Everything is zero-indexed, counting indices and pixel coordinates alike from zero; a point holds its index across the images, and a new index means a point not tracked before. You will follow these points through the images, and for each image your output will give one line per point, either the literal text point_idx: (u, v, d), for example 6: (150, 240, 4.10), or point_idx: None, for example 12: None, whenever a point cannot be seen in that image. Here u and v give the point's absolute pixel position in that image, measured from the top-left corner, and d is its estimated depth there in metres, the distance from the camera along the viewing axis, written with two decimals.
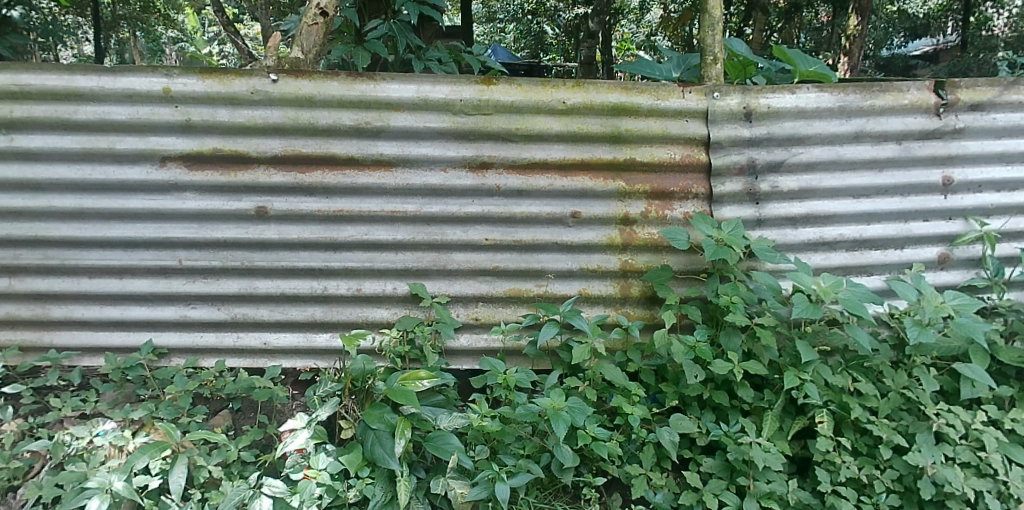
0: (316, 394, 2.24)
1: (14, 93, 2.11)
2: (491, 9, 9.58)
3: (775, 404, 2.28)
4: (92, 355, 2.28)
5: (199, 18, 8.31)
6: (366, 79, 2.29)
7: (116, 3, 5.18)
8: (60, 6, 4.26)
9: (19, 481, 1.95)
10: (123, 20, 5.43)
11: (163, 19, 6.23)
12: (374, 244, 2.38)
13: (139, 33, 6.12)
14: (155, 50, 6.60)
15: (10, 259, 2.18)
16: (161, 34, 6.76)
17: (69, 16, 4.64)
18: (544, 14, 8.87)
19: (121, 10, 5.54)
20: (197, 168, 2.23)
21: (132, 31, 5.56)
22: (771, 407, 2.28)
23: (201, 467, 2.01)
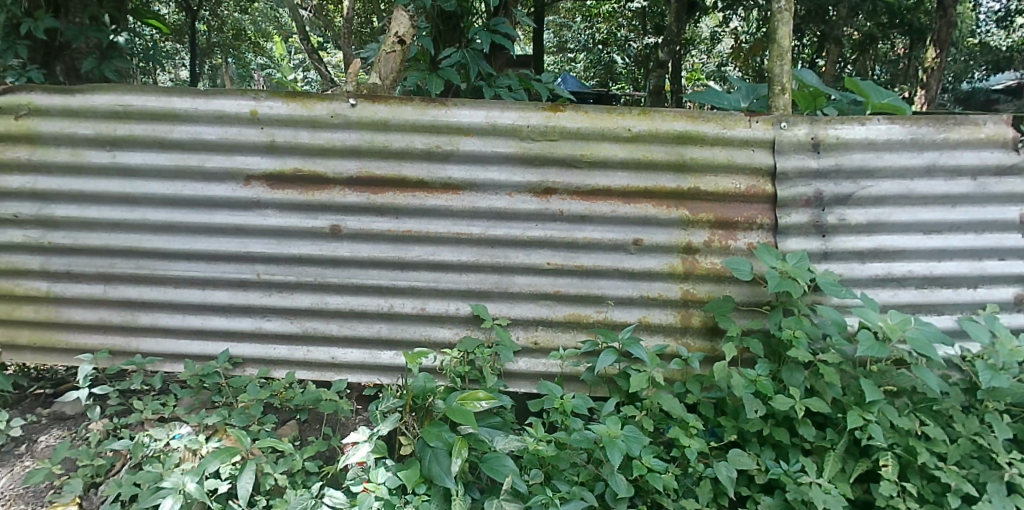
0: (378, 409, 2.31)
1: (119, 113, 2.25)
2: (562, 38, 9.65)
3: (838, 444, 2.22)
4: (173, 361, 2.39)
5: (285, 46, 8.70)
6: (438, 104, 2.37)
7: (211, 32, 5.52)
8: (163, 36, 4.56)
9: (101, 478, 2.08)
10: (216, 47, 5.78)
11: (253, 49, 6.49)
12: (440, 264, 2.45)
13: (230, 60, 6.47)
14: (244, 76, 7.00)
15: (107, 268, 2.30)
16: (249, 60, 7.16)
17: (168, 44, 5.00)
18: (613, 44, 8.92)
19: (214, 39, 5.85)
20: (278, 187, 2.33)
21: (224, 57, 5.90)
22: (834, 447, 2.22)
23: (267, 474, 2.10)
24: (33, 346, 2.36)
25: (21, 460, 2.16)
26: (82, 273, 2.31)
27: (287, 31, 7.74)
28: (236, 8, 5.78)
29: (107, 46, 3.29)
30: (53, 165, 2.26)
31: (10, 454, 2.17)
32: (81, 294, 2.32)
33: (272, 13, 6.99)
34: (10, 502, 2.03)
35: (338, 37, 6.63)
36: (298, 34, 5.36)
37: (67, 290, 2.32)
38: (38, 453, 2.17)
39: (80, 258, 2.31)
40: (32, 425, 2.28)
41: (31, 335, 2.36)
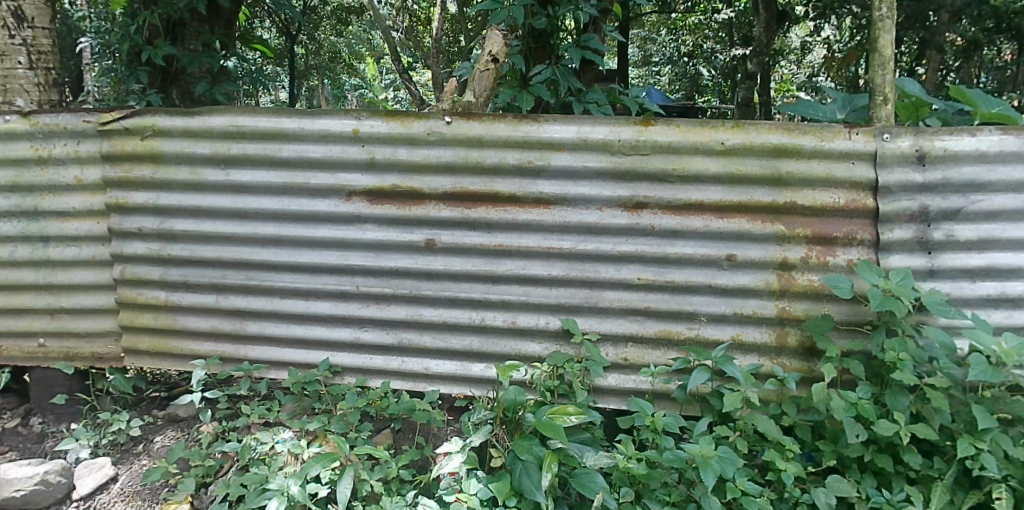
0: (470, 421, 2.34)
1: (232, 133, 2.37)
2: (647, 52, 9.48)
3: (947, 474, 2.10)
4: (277, 368, 2.50)
5: (374, 67, 9.03)
6: (531, 121, 2.40)
7: (309, 55, 5.78)
8: (267, 60, 4.82)
9: (211, 478, 2.19)
10: (313, 69, 6.05)
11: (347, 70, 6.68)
12: (531, 278, 2.47)
13: (326, 82, 6.77)
14: (338, 97, 7.30)
15: (219, 279, 2.44)
16: (342, 81, 7.46)
17: (271, 67, 5.28)
18: (699, 56, 8.70)
19: (313, 61, 6.11)
20: (378, 202, 2.42)
21: (320, 79, 6.16)
22: (942, 477, 2.10)
23: (364, 481, 2.15)
24: (151, 351, 2.49)
25: (140, 459, 2.30)
26: (196, 284, 2.44)
27: (380, 52, 7.99)
28: (334, 31, 6.00)
29: (217, 70, 3.50)
30: (174, 182, 2.39)
31: (129, 453, 2.33)
32: (196, 303, 2.45)
33: (366, 36, 7.23)
34: (129, 498, 2.16)
35: (428, 56, 6.80)
36: (390, 55, 5.53)
37: (184, 299, 2.45)
38: (155, 452, 2.31)
39: (195, 269, 2.44)
40: (149, 425, 2.44)
41: (150, 341, 2.49)
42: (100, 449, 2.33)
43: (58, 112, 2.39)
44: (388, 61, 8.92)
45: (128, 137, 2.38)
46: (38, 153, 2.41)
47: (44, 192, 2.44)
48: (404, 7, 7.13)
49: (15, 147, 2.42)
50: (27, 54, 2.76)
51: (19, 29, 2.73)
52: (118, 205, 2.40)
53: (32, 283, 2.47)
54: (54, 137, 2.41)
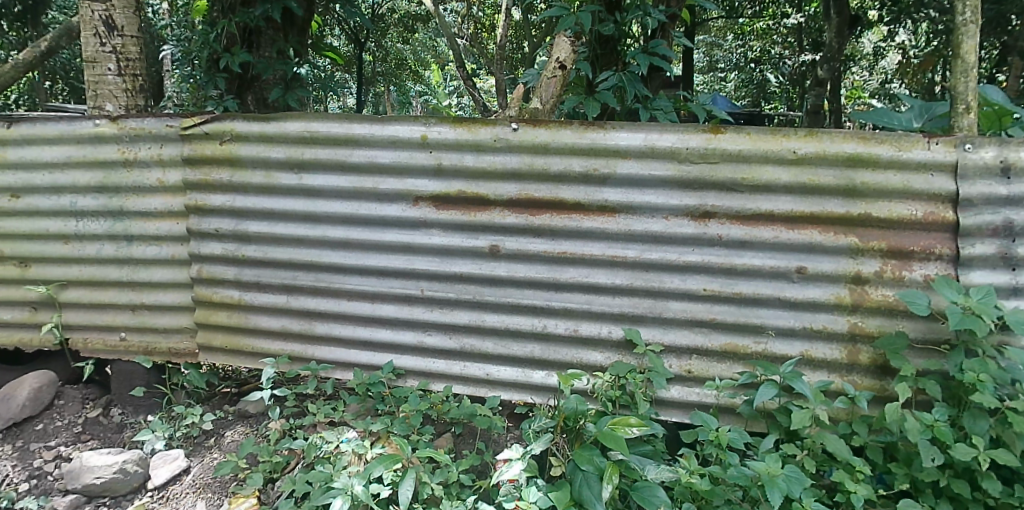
0: (531, 428, 2.35)
1: (305, 138, 2.43)
2: (713, 58, 9.25)
3: None
4: (343, 369, 2.55)
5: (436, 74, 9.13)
6: (597, 128, 2.38)
7: (375, 62, 5.87)
8: (338, 66, 4.93)
9: (277, 474, 2.24)
10: (379, 75, 6.15)
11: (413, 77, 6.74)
12: (594, 287, 2.45)
13: (391, 88, 6.88)
14: (403, 103, 7.40)
15: (290, 280, 2.50)
16: (407, 88, 7.57)
17: (340, 74, 5.40)
18: (766, 62, 8.40)
19: (379, 68, 6.23)
20: (444, 208, 2.44)
21: (386, 85, 6.26)
22: None
23: (425, 484, 2.16)
24: (225, 348, 2.57)
25: (211, 452, 2.38)
26: (268, 284, 2.51)
27: (443, 58, 8.07)
28: (400, 38, 6.10)
29: (290, 77, 3.60)
30: (249, 186, 2.46)
31: (201, 446, 2.41)
32: (267, 302, 2.52)
33: (430, 43, 7.30)
34: (200, 490, 2.22)
35: (490, 63, 6.84)
36: (454, 62, 5.58)
37: (256, 298, 2.53)
38: (225, 446, 2.38)
39: (268, 270, 2.51)
40: (220, 420, 2.52)
41: (224, 338, 2.57)
42: (174, 441, 2.41)
43: (144, 117, 2.49)
44: (452, 69, 9.01)
45: (207, 141, 2.47)
46: (125, 156, 2.52)
47: (128, 194, 2.55)
48: (468, 14, 7.21)
49: (104, 150, 2.53)
50: (117, 61, 2.90)
51: (109, 37, 2.87)
52: (197, 206, 2.49)
53: (116, 280, 2.59)
54: (139, 140, 2.51)
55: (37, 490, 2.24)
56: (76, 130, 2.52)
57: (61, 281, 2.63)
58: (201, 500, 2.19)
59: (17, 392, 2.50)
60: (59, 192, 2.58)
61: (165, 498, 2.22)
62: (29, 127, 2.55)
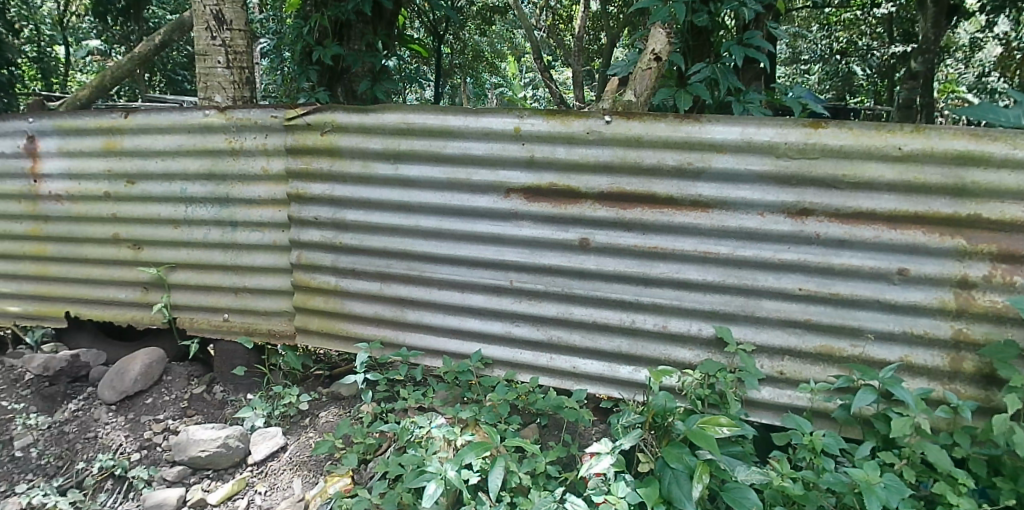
0: (620, 423, 2.32)
1: (402, 129, 2.46)
2: (796, 50, 8.84)
3: None
4: (432, 356, 2.60)
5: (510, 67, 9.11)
6: (693, 121, 2.32)
7: (454, 54, 5.87)
8: (421, 59, 4.97)
9: (370, 455, 2.32)
10: (457, 68, 6.17)
11: (490, 68, 6.72)
12: (685, 283, 2.41)
13: (468, 80, 6.89)
14: (478, 96, 7.38)
15: (384, 268, 2.56)
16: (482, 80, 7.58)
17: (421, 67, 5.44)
18: (853, 54, 8.05)
19: (457, 61, 6.23)
20: (535, 200, 2.44)
21: (463, 78, 6.26)
22: None
23: (513, 473, 2.18)
24: (320, 332, 2.66)
25: (307, 431, 2.46)
26: (363, 271, 2.57)
27: (520, 51, 8.03)
28: (478, 31, 6.10)
29: (378, 69, 3.66)
30: (348, 175, 2.52)
31: (297, 425, 2.51)
32: (361, 289, 2.59)
33: (508, 34, 7.30)
34: (297, 468, 2.33)
35: (568, 55, 6.80)
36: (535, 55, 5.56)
37: (351, 285, 2.60)
38: (320, 426, 2.46)
39: (362, 257, 2.57)
40: (315, 401, 2.60)
41: (320, 322, 2.66)
42: (273, 419, 2.51)
43: (251, 108, 2.58)
44: (529, 60, 9.02)
45: (310, 132, 2.54)
46: (232, 145, 2.62)
47: (234, 181, 2.65)
48: (546, 6, 7.18)
49: (213, 139, 2.64)
50: (226, 54, 3.02)
51: (219, 31, 2.99)
52: (298, 195, 2.57)
53: (220, 263, 2.70)
54: (245, 131, 2.61)
55: (148, 460, 2.38)
56: (187, 120, 2.63)
57: (170, 263, 2.76)
58: (298, 477, 2.29)
59: (130, 365, 2.64)
60: (171, 179, 2.70)
61: (264, 473, 2.34)
62: (144, 117, 2.66)
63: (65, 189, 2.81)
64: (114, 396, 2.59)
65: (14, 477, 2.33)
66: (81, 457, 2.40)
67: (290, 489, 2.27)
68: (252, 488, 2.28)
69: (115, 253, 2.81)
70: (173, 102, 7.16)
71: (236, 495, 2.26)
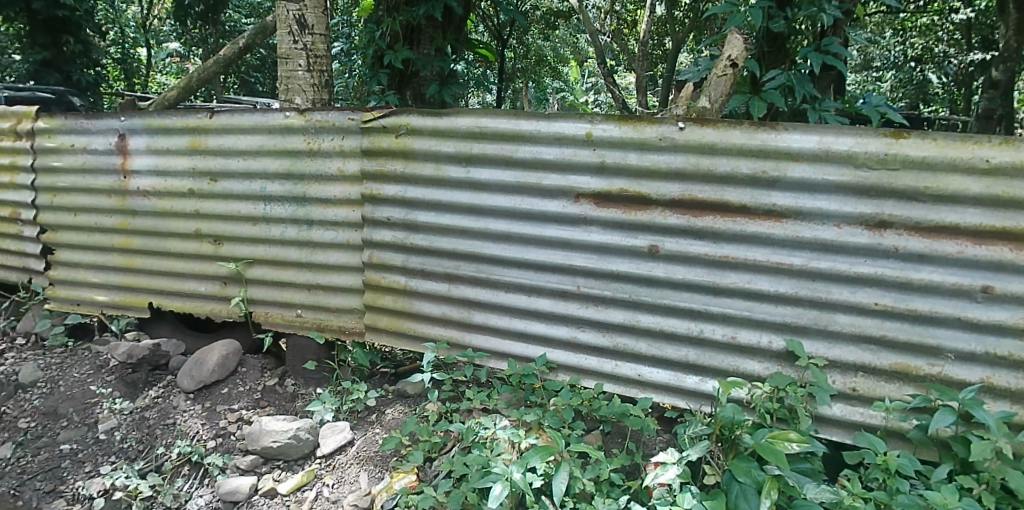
0: (686, 433, 2.31)
1: (475, 133, 2.49)
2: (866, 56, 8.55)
3: None
4: (497, 358, 2.63)
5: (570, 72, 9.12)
6: (768, 128, 2.27)
7: (517, 58, 5.90)
8: (487, 63, 5.01)
9: (435, 454, 2.34)
10: (520, 72, 6.19)
11: (552, 73, 6.70)
12: (756, 294, 2.36)
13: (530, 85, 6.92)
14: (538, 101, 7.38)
15: (453, 269, 2.59)
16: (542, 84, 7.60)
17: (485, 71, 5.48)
18: (929, 60, 7.75)
19: (520, 65, 6.24)
20: (605, 205, 2.43)
21: (526, 81, 6.28)
22: None
23: (577, 478, 2.16)
24: (389, 330, 2.71)
25: (373, 427, 2.51)
26: (432, 272, 2.61)
27: (582, 55, 8.01)
28: (541, 35, 6.15)
29: (447, 73, 3.73)
30: (420, 178, 2.56)
31: (364, 420, 2.55)
32: (430, 290, 2.63)
33: (571, 38, 7.33)
34: (363, 462, 2.37)
35: (631, 60, 6.80)
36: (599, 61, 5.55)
37: (420, 285, 2.64)
38: (386, 423, 2.50)
39: (432, 258, 2.61)
40: (381, 398, 2.65)
41: (389, 320, 2.71)
42: (341, 414, 2.57)
43: (329, 110, 2.65)
44: (591, 65, 9.06)
45: (385, 134, 2.59)
46: (310, 146, 2.70)
47: (311, 181, 2.73)
48: (610, 11, 7.16)
49: (292, 140, 2.72)
50: (306, 57, 3.10)
51: (301, 35, 3.08)
52: (373, 195, 2.63)
53: (295, 260, 2.78)
54: (323, 132, 2.68)
55: (223, 448, 2.47)
56: (269, 121, 2.72)
57: (248, 259, 2.85)
58: (365, 471, 2.34)
59: (208, 356, 2.75)
60: (251, 178, 2.79)
61: (332, 466, 2.39)
62: (228, 118, 2.77)
63: (152, 186, 2.94)
64: (191, 385, 2.71)
65: (99, 459, 2.49)
66: (160, 442, 2.52)
67: (356, 483, 2.31)
68: (320, 480, 2.34)
69: (196, 248, 2.92)
70: (248, 106, 7.48)
71: (304, 485, 2.32)
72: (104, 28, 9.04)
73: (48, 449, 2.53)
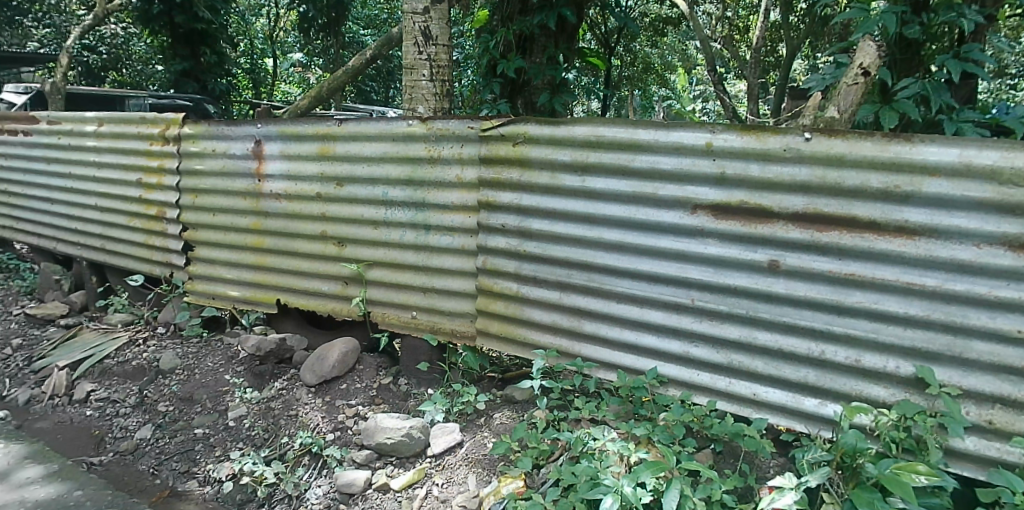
0: (805, 458, 2.21)
1: (592, 142, 2.50)
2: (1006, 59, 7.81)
3: None
4: (607, 369, 2.62)
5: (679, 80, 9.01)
6: (902, 140, 2.09)
7: (625, 67, 5.85)
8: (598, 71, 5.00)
9: (543, 462, 2.34)
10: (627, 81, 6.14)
11: (660, 80, 6.62)
12: (883, 315, 2.18)
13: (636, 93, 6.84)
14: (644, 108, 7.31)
15: (564, 277, 2.60)
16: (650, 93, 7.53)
17: None
18: None
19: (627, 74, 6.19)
20: (723, 218, 2.35)
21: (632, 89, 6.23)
22: None
23: (688, 497, 2.07)
24: (499, 335, 2.76)
25: (481, 431, 2.56)
26: (544, 279, 2.64)
27: (692, 62, 7.88)
28: (648, 42, 6.04)
29: (558, 81, 3.78)
30: (536, 185, 2.60)
31: (473, 423, 2.61)
32: (541, 297, 2.66)
33: (680, 45, 7.24)
34: (473, 464, 2.41)
35: (743, 67, 6.59)
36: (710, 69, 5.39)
37: (532, 292, 2.67)
38: (494, 427, 2.54)
39: (545, 266, 2.63)
40: (491, 402, 2.70)
41: (500, 326, 2.76)
42: (450, 416, 2.64)
43: (450, 119, 2.74)
44: (700, 73, 8.93)
45: (503, 142, 2.65)
46: (431, 154, 2.79)
47: (431, 188, 2.82)
48: (722, 17, 7.04)
49: (413, 147, 2.82)
50: (430, 68, 3.22)
51: (426, 46, 3.19)
52: (488, 203, 2.70)
53: (412, 263, 2.89)
54: (443, 140, 2.76)
55: (340, 441, 2.59)
56: (393, 129, 2.84)
57: (368, 261, 2.98)
58: (473, 474, 2.37)
59: (329, 353, 2.92)
60: (374, 183, 2.92)
61: (441, 466, 2.45)
62: (355, 125, 2.91)
63: (283, 189, 3.13)
64: (313, 379, 2.88)
65: (228, 444, 2.70)
66: (284, 432, 2.68)
67: (465, 484, 2.35)
68: (430, 479, 2.40)
69: (321, 249, 3.08)
70: (365, 115, 7.87)
71: (416, 483, 2.39)
72: (236, 41, 9.77)
73: (184, 432, 2.79)
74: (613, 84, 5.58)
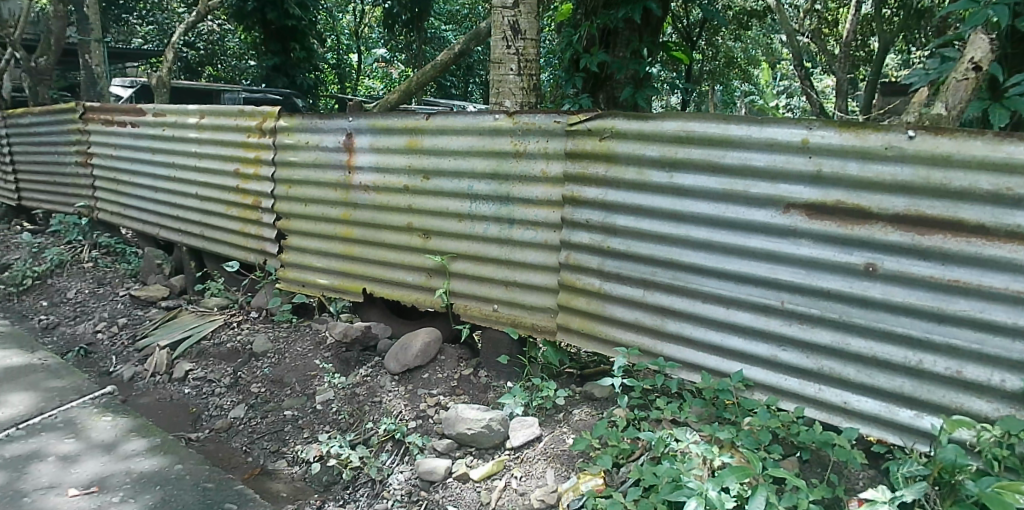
0: (899, 471, 2.10)
1: (681, 138, 2.46)
2: None
3: None
4: (689, 370, 2.58)
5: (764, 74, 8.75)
6: (1017, 138, 1.93)
7: (709, 62, 5.74)
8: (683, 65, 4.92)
9: (623, 460, 2.32)
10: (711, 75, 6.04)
11: (743, 75, 6.46)
12: (989, 325, 2.02)
13: (719, 88, 6.71)
14: (726, 103, 7.15)
15: (648, 275, 2.58)
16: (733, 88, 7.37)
17: None
18: None
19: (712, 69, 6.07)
20: (818, 218, 2.25)
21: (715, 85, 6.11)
22: None
23: (773, 506, 1.98)
24: (580, 331, 2.76)
25: (561, 426, 2.57)
26: (629, 277, 2.62)
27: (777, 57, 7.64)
28: (733, 35, 5.90)
29: (641, 76, 3.75)
30: (622, 181, 2.58)
31: (552, 418, 2.62)
32: (624, 294, 2.64)
33: (765, 39, 7.03)
34: (551, 459, 2.41)
35: (833, 61, 6.34)
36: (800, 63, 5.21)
37: (615, 289, 2.65)
38: (574, 423, 2.54)
39: (629, 263, 2.61)
40: (570, 398, 2.70)
41: (581, 321, 2.76)
42: (530, 409, 2.67)
43: (536, 113, 2.75)
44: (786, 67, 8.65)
45: (589, 137, 2.65)
46: (517, 148, 2.81)
47: (516, 181, 2.83)
48: (812, 9, 6.80)
49: (499, 141, 2.85)
50: (518, 62, 3.25)
51: (514, 40, 3.22)
52: (573, 198, 2.70)
53: (495, 257, 2.92)
54: (530, 134, 2.78)
55: (421, 429, 2.66)
56: (479, 123, 2.88)
57: (452, 253, 3.03)
58: (552, 468, 2.37)
59: (412, 342, 3.00)
60: (460, 177, 2.96)
61: (520, 459, 2.46)
62: (443, 119, 2.96)
63: (372, 181, 3.21)
64: (397, 368, 2.98)
65: (315, 426, 2.82)
66: (368, 417, 2.77)
67: (543, 479, 2.35)
68: (509, 471, 2.42)
69: (408, 240, 3.15)
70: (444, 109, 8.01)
71: (495, 474, 2.42)
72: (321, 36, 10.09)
73: (274, 413, 2.94)
74: (697, 79, 5.48)
